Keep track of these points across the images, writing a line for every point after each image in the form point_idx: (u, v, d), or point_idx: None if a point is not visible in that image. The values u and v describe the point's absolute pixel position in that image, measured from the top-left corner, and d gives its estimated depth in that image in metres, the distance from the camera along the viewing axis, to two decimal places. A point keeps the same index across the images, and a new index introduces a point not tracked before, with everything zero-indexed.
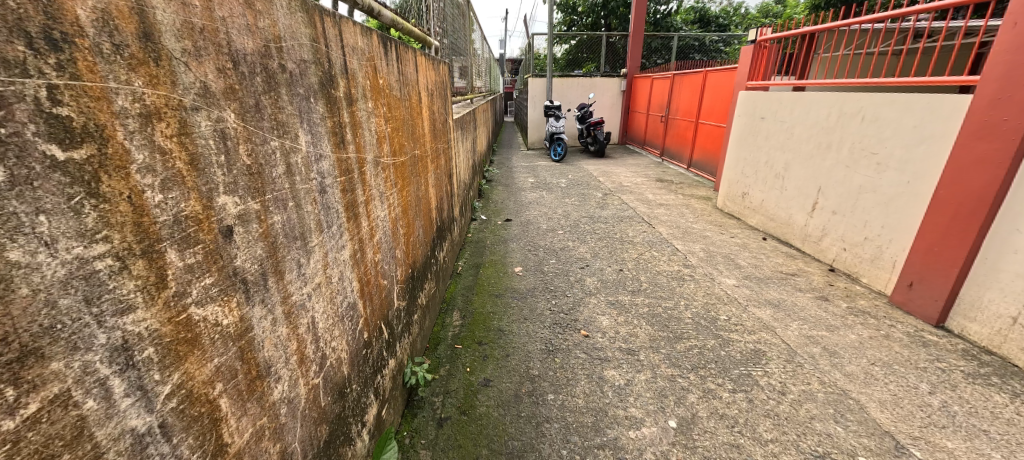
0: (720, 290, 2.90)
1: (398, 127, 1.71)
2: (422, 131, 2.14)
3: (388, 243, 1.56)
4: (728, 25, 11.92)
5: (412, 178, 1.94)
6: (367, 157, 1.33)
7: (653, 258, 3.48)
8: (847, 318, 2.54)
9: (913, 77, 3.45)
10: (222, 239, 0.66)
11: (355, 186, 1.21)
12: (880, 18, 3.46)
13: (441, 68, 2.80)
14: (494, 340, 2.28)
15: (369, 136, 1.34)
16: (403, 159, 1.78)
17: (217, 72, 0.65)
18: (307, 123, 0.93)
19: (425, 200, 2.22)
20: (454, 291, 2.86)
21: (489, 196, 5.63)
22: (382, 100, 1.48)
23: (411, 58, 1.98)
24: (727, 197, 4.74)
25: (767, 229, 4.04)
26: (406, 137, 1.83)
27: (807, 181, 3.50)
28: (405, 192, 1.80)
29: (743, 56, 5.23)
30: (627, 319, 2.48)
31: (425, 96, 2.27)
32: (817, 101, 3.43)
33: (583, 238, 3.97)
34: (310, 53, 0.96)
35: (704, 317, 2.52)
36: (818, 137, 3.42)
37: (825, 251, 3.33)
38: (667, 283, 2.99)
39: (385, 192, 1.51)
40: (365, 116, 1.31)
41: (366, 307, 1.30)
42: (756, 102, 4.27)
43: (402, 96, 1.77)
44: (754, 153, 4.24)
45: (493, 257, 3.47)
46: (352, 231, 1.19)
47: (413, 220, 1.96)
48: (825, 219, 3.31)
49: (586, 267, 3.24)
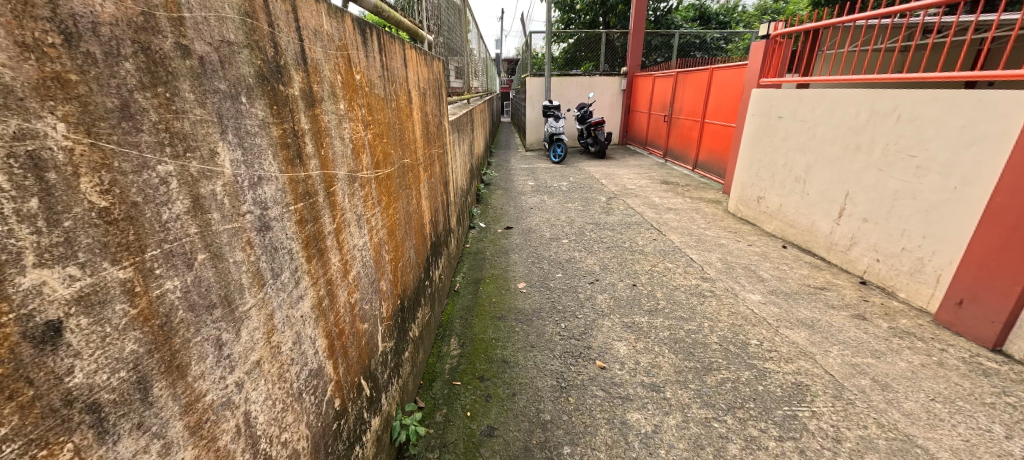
0: (746, 308, 2.62)
1: (382, 134, 1.42)
2: (413, 137, 1.85)
3: (370, 277, 1.27)
4: (729, 22, 11.64)
5: (401, 193, 1.65)
6: (339, 174, 1.04)
7: (668, 270, 3.20)
8: (891, 341, 2.27)
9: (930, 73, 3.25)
10: (31, 350, 0.38)
11: (319, 214, 0.93)
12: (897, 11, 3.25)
13: (434, 66, 2.51)
14: (497, 374, 1.99)
15: (341, 147, 1.06)
16: (388, 171, 1.48)
17: (17, 50, 0.38)
18: (238, 133, 0.65)
19: (417, 214, 1.93)
20: (451, 312, 2.57)
21: (487, 202, 5.34)
22: (359, 101, 1.19)
23: (399, 51, 1.69)
24: (739, 201, 4.47)
25: (786, 236, 3.77)
26: (393, 144, 1.54)
27: (833, 186, 3.22)
28: (391, 210, 1.51)
29: (753, 53, 4.96)
30: (647, 347, 2.20)
31: (417, 95, 1.98)
32: (843, 99, 3.15)
33: (590, 247, 3.69)
34: (241, 31, 0.67)
35: (733, 342, 2.24)
36: (844, 138, 3.15)
37: (855, 262, 3.05)
38: (686, 301, 2.71)
39: (364, 213, 1.22)
40: (334, 122, 1.02)
41: (338, 367, 1.01)
42: (771, 100, 3.99)
43: (387, 95, 1.48)
44: (770, 154, 3.97)
45: (494, 271, 3.18)
46: (315, 273, 0.90)
47: (403, 241, 1.67)
48: (855, 227, 3.04)
49: (596, 283, 2.96)
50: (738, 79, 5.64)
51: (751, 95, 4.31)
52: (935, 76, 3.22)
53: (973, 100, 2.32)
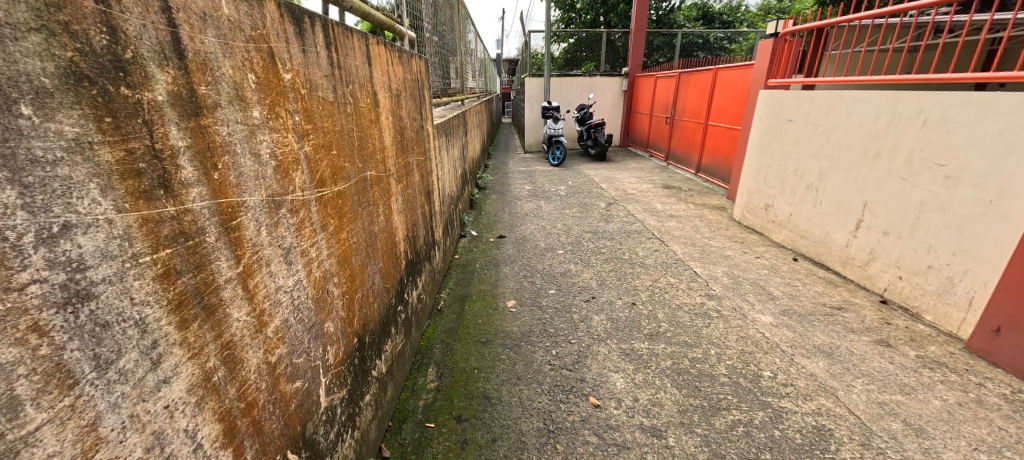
0: (756, 332, 2.38)
1: (329, 144, 1.18)
2: (379, 145, 1.62)
3: (309, 321, 1.04)
4: (733, 22, 11.34)
5: (361, 212, 1.42)
6: (249, 201, 0.81)
7: (670, 287, 2.96)
8: (921, 374, 2.04)
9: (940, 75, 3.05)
10: None
11: (208, 259, 0.69)
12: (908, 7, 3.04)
13: (413, 65, 2.27)
14: (477, 414, 1.76)
15: (254, 165, 0.82)
16: (341, 188, 1.25)
17: None
18: (6, 162, 0.43)
19: (386, 232, 1.70)
20: (432, 336, 2.33)
21: (481, 208, 5.10)
22: (288, 107, 0.96)
23: (361, 46, 1.46)
24: (745, 208, 4.23)
25: (797, 247, 3.54)
26: (348, 155, 1.31)
27: (849, 195, 2.99)
28: (346, 233, 1.28)
29: (761, 52, 4.72)
30: (646, 379, 1.96)
31: (387, 96, 1.75)
32: (861, 101, 2.92)
33: (587, 259, 3.44)
34: (22, 6, 0.46)
35: (744, 374, 2.00)
36: (862, 143, 2.91)
37: (874, 279, 2.82)
38: (690, 323, 2.46)
39: (298, 244, 0.99)
40: (242, 135, 0.79)
41: (244, 453, 0.78)
42: (780, 101, 3.74)
43: (339, 96, 1.25)
44: (779, 160, 3.73)
45: (482, 287, 2.94)
46: (197, 339, 0.67)
47: (364, 268, 1.44)
48: (873, 241, 2.80)
49: (592, 301, 2.71)
50: (744, 79, 5.40)
51: (758, 95, 4.06)
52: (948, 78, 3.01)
53: (1013, 104, 2.10)
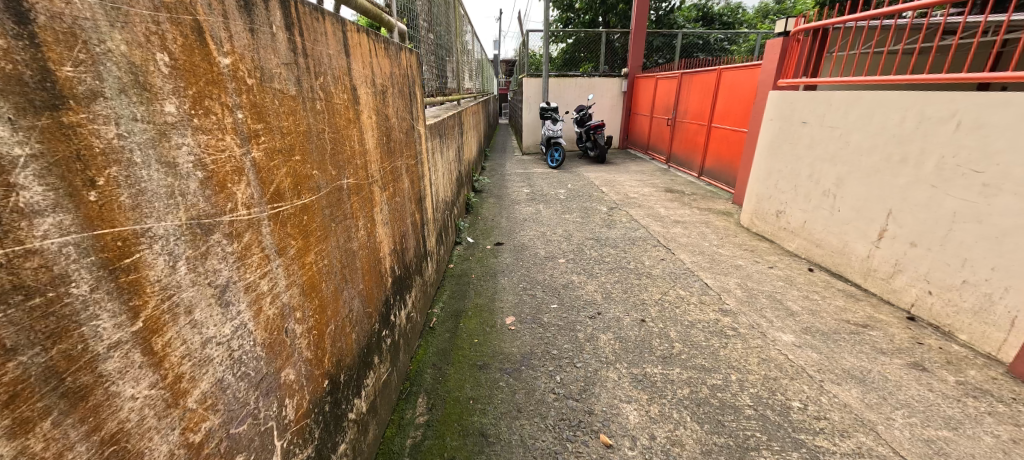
0: (779, 353, 2.18)
1: (290, 149, 0.96)
2: (359, 148, 1.40)
3: (258, 375, 0.82)
4: (733, 23, 11.17)
5: (334, 229, 1.20)
6: (156, 228, 0.59)
7: (681, 301, 2.74)
8: (966, 404, 1.84)
9: (942, 75, 2.91)
10: None
11: (74, 321, 0.48)
12: (904, 7, 2.94)
13: (403, 59, 2.05)
14: (472, 457, 1.54)
15: (165, 179, 0.60)
16: (306, 201, 1.03)
17: None
18: None
19: (367, 248, 1.47)
20: (422, 358, 2.11)
21: (478, 212, 4.88)
22: (226, 101, 0.74)
23: (336, 31, 1.24)
24: (755, 214, 4.04)
25: (811, 256, 3.34)
26: (316, 161, 1.09)
27: (871, 203, 2.79)
28: (313, 254, 1.06)
29: (769, 52, 4.55)
30: (663, 412, 1.75)
31: (370, 91, 1.53)
32: (883, 103, 2.72)
33: (590, 270, 3.22)
34: None
35: (771, 405, 1.79)
36: (884, 148, 2.72)
37: (900, 293, 2.62)
38: (706, 343, 2.25)
39: (239, 278, 0.76)
40: (146, 135, 0.57)
41: None
42: (793, 102, 3.54)
43: (302, 89, 1.02)
44: (791, 164, 3.53)
45: (478, 301, 2.71)
46: (48, 444, 0.47)
47: (338, 293, 1.22)
48: (899, 252, 2.61)
49: (598, 318, 2.50)
50: (749, 80, 5.22)
51: (768, 97, 3.87)
52: (948, 78, 2.87)
53: None
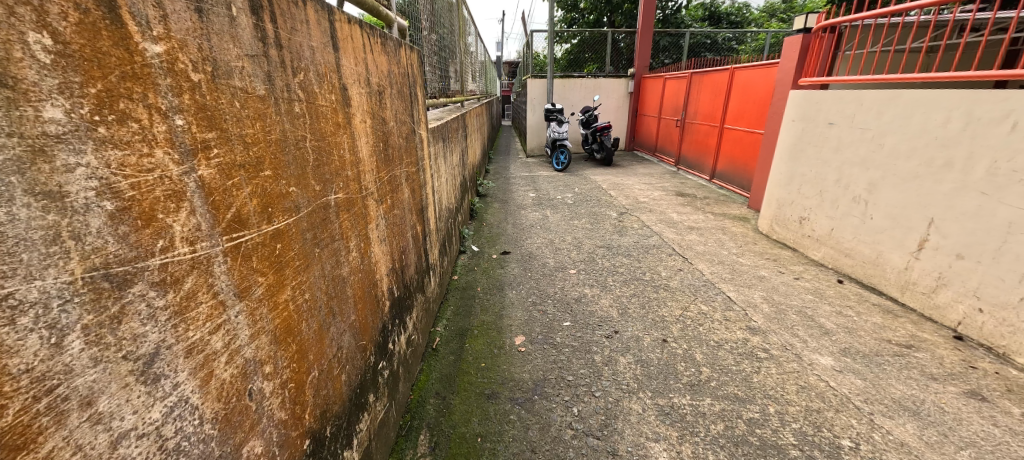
0: (818, 378, 1.97)
1: (256, 161, 0.76)
2: (350, 157, 1.21)
3: None
4: (741, 22, 10.92)
5: (318, 256, 1.00)
6: (21, 293, 0.41)
7: (704, 317, 2.53)
8: None
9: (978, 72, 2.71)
10: None
11: None
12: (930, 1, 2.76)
13: (402, 57, 1.85)
14: None
15: (43, 216, 0.43)
16: (278, 226, 0.83)
17: None
18: None
19: (359, 272, 1.27)
20: (424, 385, 1.92)
21: (482, 218, 4.69)
22: (157, 104, 0.56)
23: (322, 21, 1.05)
24: (775, 220, 3.82)
25: (839, 267, 3.12)
26: (294, 175, 0.90)
27: (909, 210, 2.58)
28: (289, 289, 0.86)
29: (787, 49, 4.35)
30: (696, 453, 1.55)
31: (364, 90, 1.33)
32: (924, 102, 2.50)
33: (603, 282, 3.02)
34: None
35: (819, 445, 1.59)
36: (925, 151, 2.51)
37: (945, 310, 2.41)
38: (737, 368, 2.04)
39: (176, 340, 0.57)
40: (5, 154, 0.40)
41: None
42: (817, 102, 3.32)
43: (273, 89, 0.82)
44: (816, 168, 3.31)
45: (485, 318, 2.51)
46: None
47: (324, 332, 1.02)
48: (942, 264, 2.40)
49: (615, 337, 2.30)
50: (764, 80, 5.01)
51: (789, 96, 3.64)
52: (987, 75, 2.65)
53: None
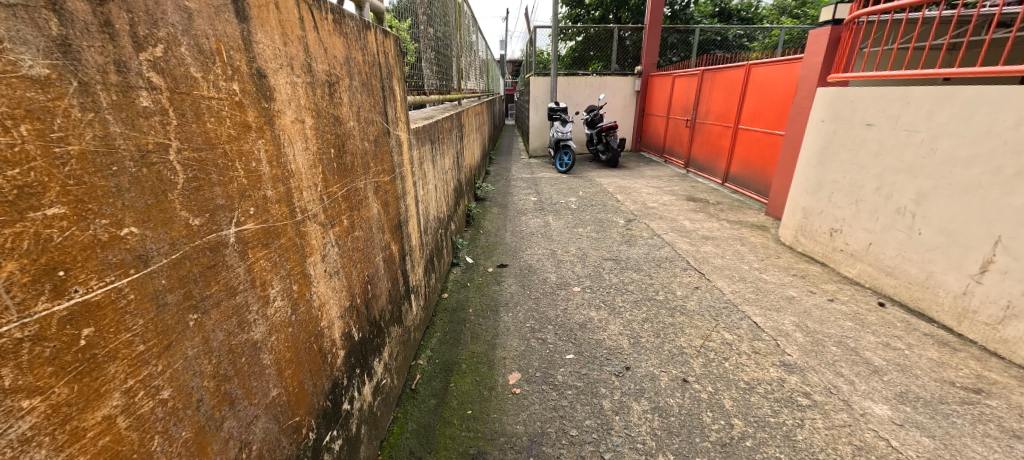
0: (874, 435, 1.62)
1: (16, 192, 0.44)
2: (269, 171, 0.86)
3: None
4: (752, 19, 10.46)
5: (195, 326, 0.66)
6: None
7: (730, 349, 2.17)
8: None
9: None
10: None
11: None
12: None
13: (369, 42, 1.50)
14: None
15: None
16: (84, 299, 0.50)
17: None
18: None
19: (287, 328, 0.92)
20: (397, 441, 1.58)
21: (479, 225, 4.35)
22: None
23: None
24: (801, 231, 3.45)
25: (879, 287, 2.76)
26: (137, 208, 0.56)
27: (970, 226, 2.21)
28: (116, 394, 0.53)
29: (813, 43, 3.97)
30: None
31: (300, 79, 0.99)
32: (991, 100, 2.15)
33: (612, 303, 2.66)
34: None
35: None
36: (991, 157, 2.15)
37: (1016, 345, 2.05)
38: (775, 420, 1.68)
39: None
40: None
41: None
42: (852, 100, 2.95)
43: (80, 66, 0.49)
44: (851, 173, 2.94)
45: (475, 349, 2.17)
46: None
47: (208, 437, 0.68)
48: (1012, 291, 2.04)
49: (626, 375, 1.95)
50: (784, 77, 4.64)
51: (818, 94, 3.27)
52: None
53: None
